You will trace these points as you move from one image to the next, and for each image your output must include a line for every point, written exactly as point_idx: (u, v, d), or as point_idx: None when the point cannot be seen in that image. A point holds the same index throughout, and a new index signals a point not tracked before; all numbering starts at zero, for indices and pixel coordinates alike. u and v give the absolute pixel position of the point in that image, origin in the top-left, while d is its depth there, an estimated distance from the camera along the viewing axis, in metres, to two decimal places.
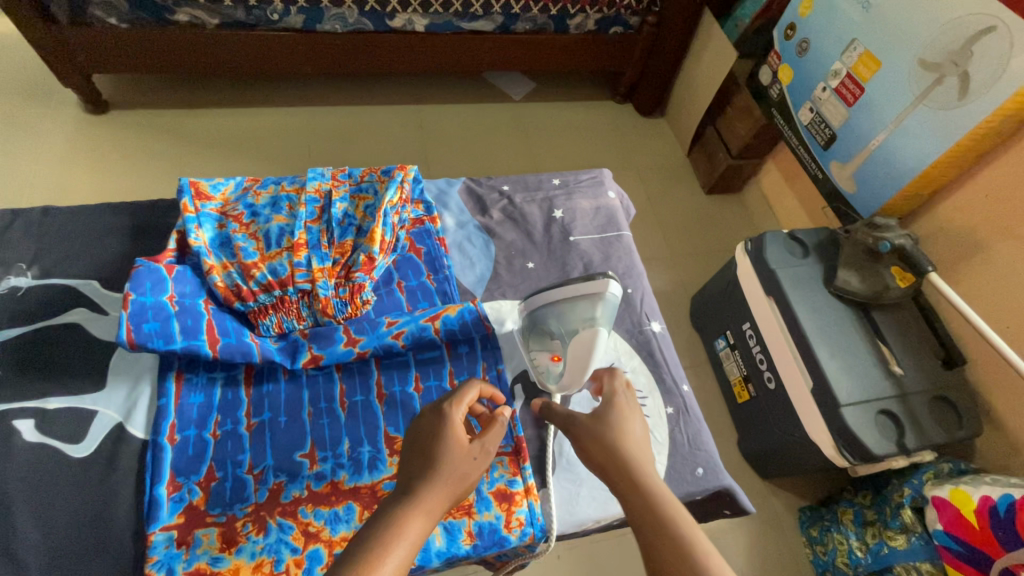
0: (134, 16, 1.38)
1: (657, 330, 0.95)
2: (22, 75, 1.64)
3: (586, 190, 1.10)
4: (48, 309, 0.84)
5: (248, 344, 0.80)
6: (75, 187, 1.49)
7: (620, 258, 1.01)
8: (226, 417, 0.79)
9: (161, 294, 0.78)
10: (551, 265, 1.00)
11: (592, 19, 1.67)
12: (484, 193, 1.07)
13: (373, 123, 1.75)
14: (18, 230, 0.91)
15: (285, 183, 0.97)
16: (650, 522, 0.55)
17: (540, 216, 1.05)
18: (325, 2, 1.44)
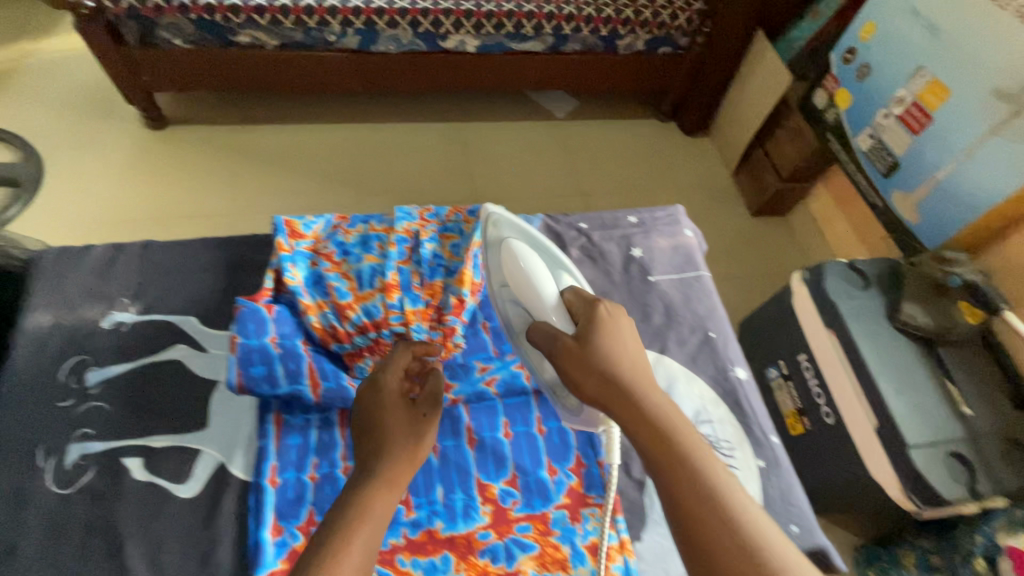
0: (199, 38, 1.42)
1: (743, 377, 0.87)
2: (86, 91, 1.70)
3: (663, 228, 0.99)
4: (150, 344, 0.88)
5: (346, 389, 0.83)
6: (135, 201, 1.54)
7: (701, 299, 0.93)
8: (323, 460, 0.81)
9: (266, 334, 0.82)
10: (632, 307, 0.91)
11: (642, 40, 1.66)
12: (561, 228, 0.97)
13: (419, 141, 1.76)
14: (122, 263, 0.94)
15: (373, 222, 1.00)
16: (670, 464, 0.58)
17: (618, 253, 0.95)
18: (381, 24, 1.46)
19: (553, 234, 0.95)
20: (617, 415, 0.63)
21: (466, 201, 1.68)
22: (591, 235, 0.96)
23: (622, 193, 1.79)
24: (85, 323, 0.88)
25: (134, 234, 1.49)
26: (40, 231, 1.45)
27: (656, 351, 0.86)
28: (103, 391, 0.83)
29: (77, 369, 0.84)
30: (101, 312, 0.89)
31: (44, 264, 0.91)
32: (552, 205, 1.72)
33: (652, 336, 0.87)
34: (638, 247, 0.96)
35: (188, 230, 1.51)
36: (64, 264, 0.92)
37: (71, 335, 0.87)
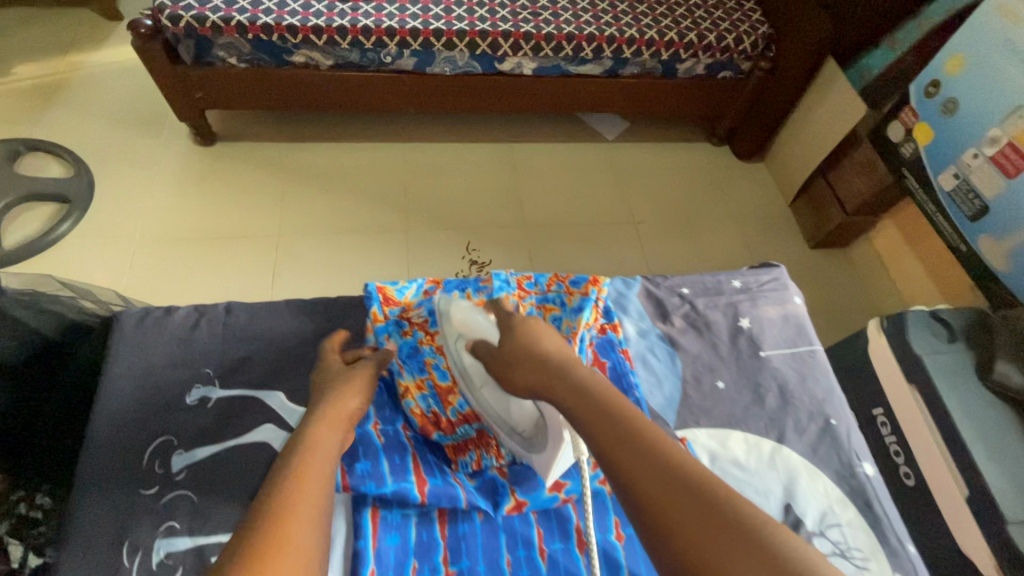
0: (255, 57, 1.40)
1: (870, 474, 0.79)
2: (137, 104, 1.69)
3: (771, 296, 0.94)
4: (237, 423, 0.81)
5: (453, 488, 0.76)
6: (183, 219, 1.52)
7: (817, 379, 0.86)
8: (424, 564, 0.73)
9: (368, 423, 0.79)
10: (744, 387, 0.84)
11: (702, 64, 1.60)
12: (663, 296, 0.92)
13: (467, 161, 1.72)
14: (204, 331, 0.88)
15: (468, 290, 0.88)
16: (600, 422, 0.55)
17: (726, 325, 0.90)
18: (438, 45, 1.42)
19: (655, 302, 0.92)
20: (550, 391, 0.61)
21: (514, 225, 1.63)
22: (694, 303, 0.92)
23: (674, 220, 1.73)
24: (168, 396, 0.82)
25: (182, 253, 1.46)
26: (90, 249, 1.44)
27: (774, 440, 0.80)
28: (188, 477, 0.76)
29: (160, 451, 0.77)
30: (184, 385, 0.83)
31: (125, 333, 0.85)
32: (603, 231, 1.66)
33: (767, 422, 0.81)
34: (746, 315, 0.91)
35: (235, 251, 1.48)
36: (144, 331, 0.86)
37: (152, 410, 0.80)
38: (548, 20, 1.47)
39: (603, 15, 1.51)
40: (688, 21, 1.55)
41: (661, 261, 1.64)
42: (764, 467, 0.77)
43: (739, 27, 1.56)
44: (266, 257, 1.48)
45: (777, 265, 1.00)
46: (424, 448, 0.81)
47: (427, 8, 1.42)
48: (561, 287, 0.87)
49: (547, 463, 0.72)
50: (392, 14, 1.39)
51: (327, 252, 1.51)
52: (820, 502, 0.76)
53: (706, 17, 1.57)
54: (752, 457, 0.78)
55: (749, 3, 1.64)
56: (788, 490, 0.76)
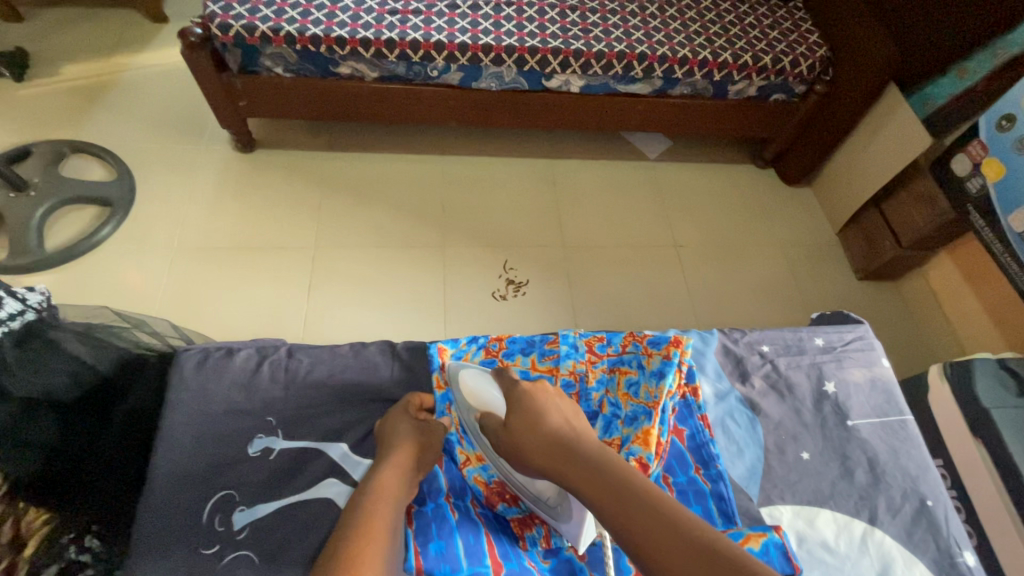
0: (300, 67, 1.39)
1: (972, 565, 0.74)
2: (180, 108, 1.70)
3: (856, 356, 0.89)
4: (300, 477, 0.79)
5: (528, 570, 0.69)
6: (222, 226, 1.51)
7: (908, 453, 0.81)
8: None
9: (440, 496, 0.75)
10: (830, 459, 0.80)
11: (755, 86, 1.54)
12: (742, 353, 0.88)
13: (506, 177, 1.69)
14: (267, 376, 0.86)
15: (533, 355, 0.86)
16: (625, 518, 0.52)
17: (809, 389, 0.86)
18: (486, 61, 1.39)
19: (733, 360, 0.88)
20: (567, 477, 0.58)
21: (552, 245, 1.59)
22: (775, 362, 0.88)
23: (716, 245, 1.67)
24: (227, 446, 0.80)
25: (219, 262, 1.46)
26: (129, 254, 1.43)
27: (865, 521, 0.75)
28: (249, 536, 0.73)
29: (221, 507, 0.75)
30: (249, 433, 0.82)
31: (185, 377, 0.83)
32: (642, 254, 1.62)
33: (857, 500, 0.76)
34: (831, 379, 0.86)
35: (271, 261, 1.47)
36: (204, 377, 0.84)
37: (210, 461, 0.78)
38: (599, 38, 1.43)
39: (655, 34, 1.47)
40: (742, 42, 1.50)
41: (702, 288, 1.59)
42: (855, 552, 0.73)
43: (796, 49, 1.51)
44: (302, 269, 1.46)
45: (860, 321, 0.95)
46: (494, 525, 0.75)
47: (476, 23, 1.40)
48: (637, 347, 0.84)
49: (576, 532, 0.68)
50: (441, 28, 1.37)
51: (363, 266, 1.49)
52: None
53: (762, 38, 1.52)
54: (842, 540, 0.73)
55: (806, 25, 1.58)
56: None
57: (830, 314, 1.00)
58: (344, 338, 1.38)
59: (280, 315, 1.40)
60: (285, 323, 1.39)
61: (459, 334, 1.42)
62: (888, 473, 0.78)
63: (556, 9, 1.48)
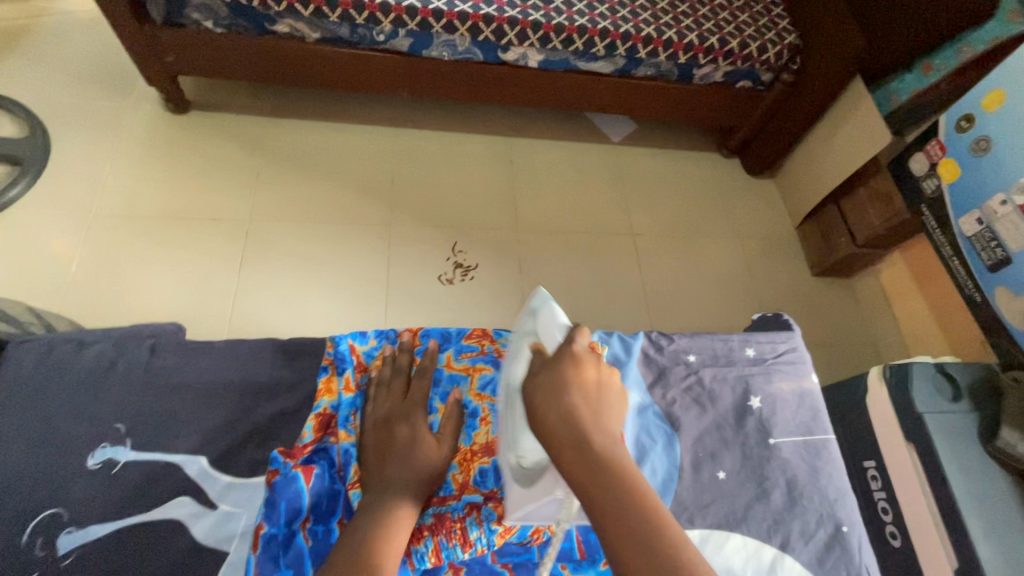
0: (232, 22, 1.26)
1: None
2: (104, 60, 1.55)
3: (786, 368, 0.87)
4: (150, 495, 0.73)
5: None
6: (145, 192, 1.39)
7: (830, 475, 0.79)
8: None
9: (296, 519, 0.69)
10: (747, 479, 0.77)
11: (721, 71, 1.48)
12: (667, 363, 0.85)
13: (461, 154, 1.60)
14: (121, 377, 0.80)
15: (451, 354, 0.86)
16: (612, 518, 0.54)
17: (734, 404, 0.83)
18: (437, 27, 1.29)
19: (656, 370, 0.85)
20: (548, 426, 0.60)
21: (506, 228, 1.52)
22: (699, 374, 0.85)
23: (674, 234, 1.63)
24: (66, 457, 0.74)
25: (138, 231, 1.34)
26: (36, 220, 1.31)
27: (776, 546, 0.73)
28: (75, 562, 0.68)
29: (44, 529, 0.69)
30: (89, 444, 0.75)
31: (23, 377, 0.77)
32: (598, 241, 1.57)
33: (771, 523, 0.74)
34: (757, 393, 0.84)
35: (200, 234, 1.36)
36: (43, 377, 0.78)
37: (39, 476, 0.72)
38: (560, 10, 1.35)
39: (620, 9, 1.40)
40: (710, 24, 1.44)
41: (657, 279, 1.55)
42: None
43: (764, 35, 1.45)
44: (232, 244, 1.36)
45: (793, 329, 0.92)
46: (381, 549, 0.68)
47: None
48: None
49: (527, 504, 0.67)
50: None
51: (301, 244, 1.39)
52: None
53: (731, 21, 1.46)
54: (750, 568, 0.71)
55: (778, 10, 1.52)
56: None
57: (768, 318, 0.97)
58: (276, 319, 1.30)
59: (206, 291, 1.31)
60: (211, 300, 1.30)
61: (401, 317, 1.35)
62: (804, 496, 0.76)
63: None
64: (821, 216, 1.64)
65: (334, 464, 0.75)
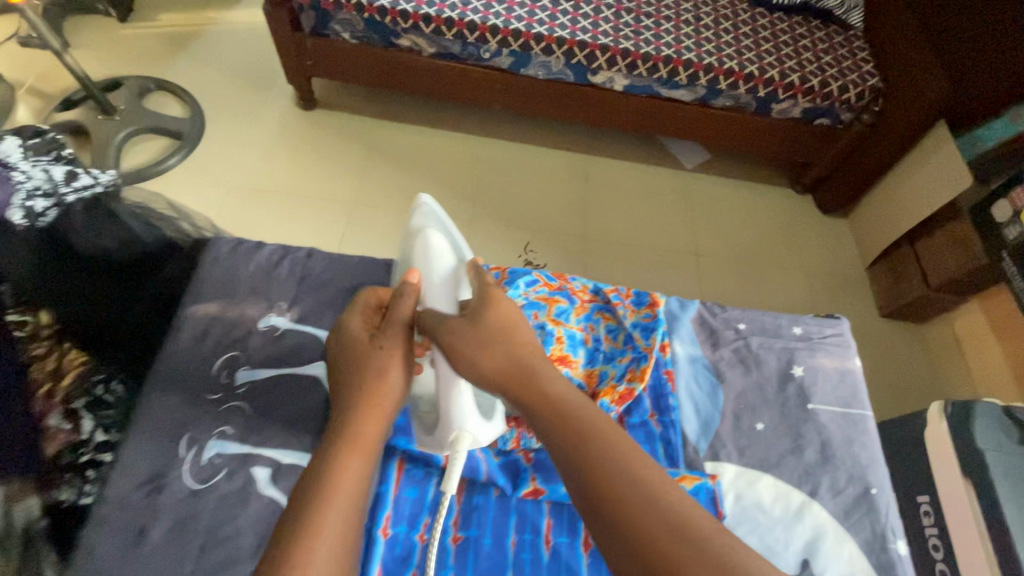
0: (365, 35, 1.49)
1: (903, 554, 0.75)
2: (253, 62, 1.84)
3: (833, 349, 0.90)
4: (297, 357, 0.85)
5: (477, 459, 0.78)
6: (272, 171, 1.64)
7: (865, 446, 0.82)
8: (434, 521, 0.76)
9: None
10: (783, 434, 0.82)
11: (800, 107, 1.55)
12: (718, 326, 0.90)
13: (541, 166, 1.75)
14: (286, 269, 0.93)
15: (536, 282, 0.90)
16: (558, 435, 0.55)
17: (777, 369, 0.87)
18: (536, 49, 1.46)
19: (708, 331, 0.90)
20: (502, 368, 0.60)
21: (575, 235, 1.64)
22: (748, 339, 0.90)
23: (739, 260, 1.68)
24: (242, 324, 0.86)
25: (264, 202, 1.58)
26: (188, 185, 1.58)
27: (805, 494, 0.77)
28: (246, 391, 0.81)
29: (228, 364, 0.83)
30: (256, 313, 0.88)
31: (218, 257, 0.91)
32: (663, 257, 1.64)
33: (802, 474, 0.78)
34: (801, 363, 0.88)
35: (311, 211, 1.58)
36: (233, 260, 0.92)
37: (217, 336, 0.85)
38: (649, 40, 1.48)
39: (705, 44, 1.51)
40: (793, 62, 1.52)
41: (716, 299, 1.60)
42: (789, 519, 0.75)
43: (847, 76, 1.51)
44: (336, 221, 1.57)
45: (840, 318, 0.95)
46: None
47: (533, 12, 1.47)
48: (618, 297, 0.90)
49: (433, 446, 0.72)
50: (499, 13, 1.45)
51: (394, 228, 1.58)
52: (841, 568, 0.72)
53: (814, 62, 1.53)
54: (778, 505, 0.76)
55: (861, 54, 1.58)
56: (810, 548, 0.74)
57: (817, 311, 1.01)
58: None
59: None
60: None
61: None
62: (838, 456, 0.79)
63: (612, 9, 1.53)
64: (893, 258, 1.63)
65: None
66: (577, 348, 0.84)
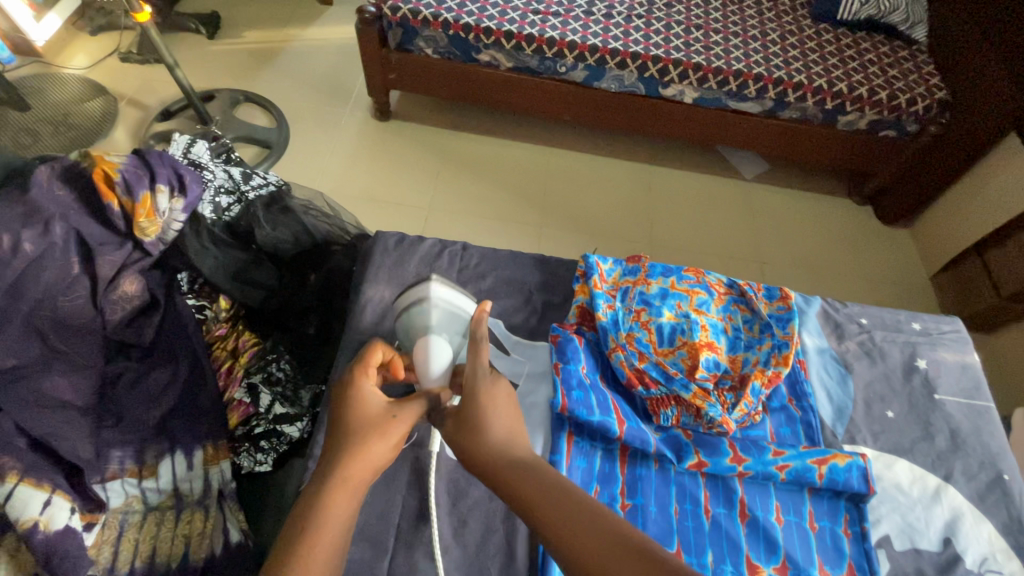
0: (447, 50, 1.58)
1: None
2: (332, 77, 1.95)
3: (950, 345, 0.95)
4: None
5: (645, 432, 0.79)
6: (354, 178, 1.73)
7: (991, 435, 0.87)
8: (606, 489, 0.76)
9: (578, 364, 0.84)
10: (914, 420, 0.87)
11: (866, 119, 1.58)
12: (842, 320, 0.95)
13: (606, 175, 1.81)
14: (446, 261, 0.98)
15: (673, 276, 0.93)
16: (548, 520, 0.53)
17: (902, 362, 0.92)
18: (611, 64, 1.53)
19: (834, 324, 0.95)
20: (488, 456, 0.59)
21: (642, 242, 1.69)
22: (872, 333, 0.94)
23: (803, 268, 1.71)
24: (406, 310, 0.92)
25: (348, 206, 1.67)
26: None
27: (940, 477, 0.82)
28: None
29: None
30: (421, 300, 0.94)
31: (388, 247, 0.97)
32: (728, 264, 1.68)
33: (935, 459, 0.83)
34: (924, 357, 0.93)
35: (391, 216, 1.66)
36: (400, 252, 0.97)
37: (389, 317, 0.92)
38: (720, 55, 1.54)
39: (774, 58, 1.56)
40: (860, 76, 1.56)
41: None
42: (928, 499, 0.79)
43: (915, 89, 1.54)
44: (415, 226, 1.65)
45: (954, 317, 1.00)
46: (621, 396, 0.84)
47: (608, 29, 1.54)
48: (751, 289, 0.94)
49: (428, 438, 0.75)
50: (576, 30, 1.52)
51: (469, 233, 1.65)
52: (982, 546, 0.77)
53: (881, 76, 1.57)
54: (916, 486, 0.80)
55: (928, 68, 1.60)
56: (951, 528, 0.78)
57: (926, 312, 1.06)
58: None
59: None
60: None
61: None
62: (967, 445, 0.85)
63: (682, 26, 1.60)
64: (959, 268, 1.63)
65: (596, 343, 0.89)
66: (719, 335, 0.88)
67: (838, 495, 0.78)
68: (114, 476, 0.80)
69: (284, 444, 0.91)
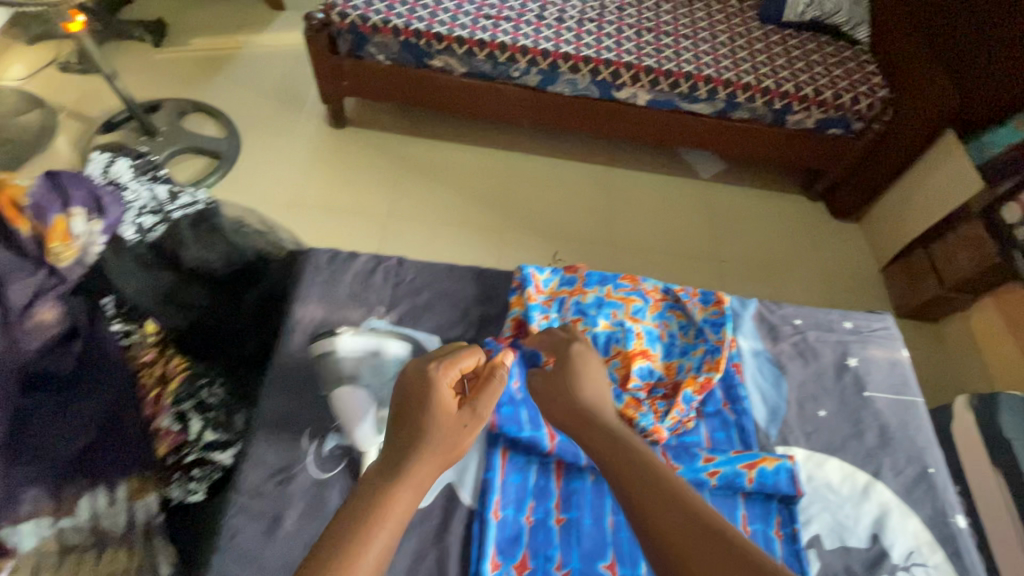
0: (399, 56, 1.56)
1: (964, 527, 0.82)
2: (285, 84, 1.91)
3: (882, 341, 0.99)
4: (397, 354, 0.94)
5: (574, 446, 0.88)
6: (308, 186, 1.70)
7: (920, 429, 0.90)
8: (538, 504, 0.85)
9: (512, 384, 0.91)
10: (844, 419, 0.90)
11: (814, 118, 1.62)
12: (777, 322, 0.98)
13: (565, 177, 1.81)
14: (380, 277, 1.01)
15: (610, 285, 0.99)
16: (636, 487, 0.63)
17: (833, 361, 0.95)
18: (563, 68, 1.53)
19: (768, 327, 0.98)
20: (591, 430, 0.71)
21: (601, 243, 1.70)
22: (805, 333, 0.98)
23: (758, 264, 1.74)
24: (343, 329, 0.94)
25: (302, 215, 1.64)
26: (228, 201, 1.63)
27: (868, 474, 0.85)
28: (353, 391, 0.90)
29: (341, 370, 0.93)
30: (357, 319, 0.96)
31: (320, 265, 1.01)
32: (686, 263, 1.70)
33: (864, 456, 0.87)
34: (855, 355, 0.96)
35: (346, 224, 1.63)
36: (332, 268, 1.01)
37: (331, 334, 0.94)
38: (670, 58, 1.56)
39: (723, 60, 1.59)
40: (806, 76, 1.60)
41: None
42: (855, 497, 0.83)
43: (858, 88, 1.59)
44: (371, 234, 1.62)
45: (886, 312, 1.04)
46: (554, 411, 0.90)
47: (560, 34, 1.55)
48: (686, 293, 0.99)
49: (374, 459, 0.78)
50: (528, 35, 1.53)
51: (427, 240, 1.63)
52: (908, 540, 0.80)
53: (826, 75, 1.61)
54: (845, 485, 0.84)
55: (870, 67, 1.65)
56: (877, 524, 0.81)
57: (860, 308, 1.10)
58: None
59: None
60: None
61: None
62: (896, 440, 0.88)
63: (633, 29, 1.61)
64: (908, 259, 1.69)
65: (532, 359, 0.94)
66: (654, 342, 0.94)
67: (770, 498, 0.81)
68: (27, 518, 0.81)
69: (217, 471, 0.89)
